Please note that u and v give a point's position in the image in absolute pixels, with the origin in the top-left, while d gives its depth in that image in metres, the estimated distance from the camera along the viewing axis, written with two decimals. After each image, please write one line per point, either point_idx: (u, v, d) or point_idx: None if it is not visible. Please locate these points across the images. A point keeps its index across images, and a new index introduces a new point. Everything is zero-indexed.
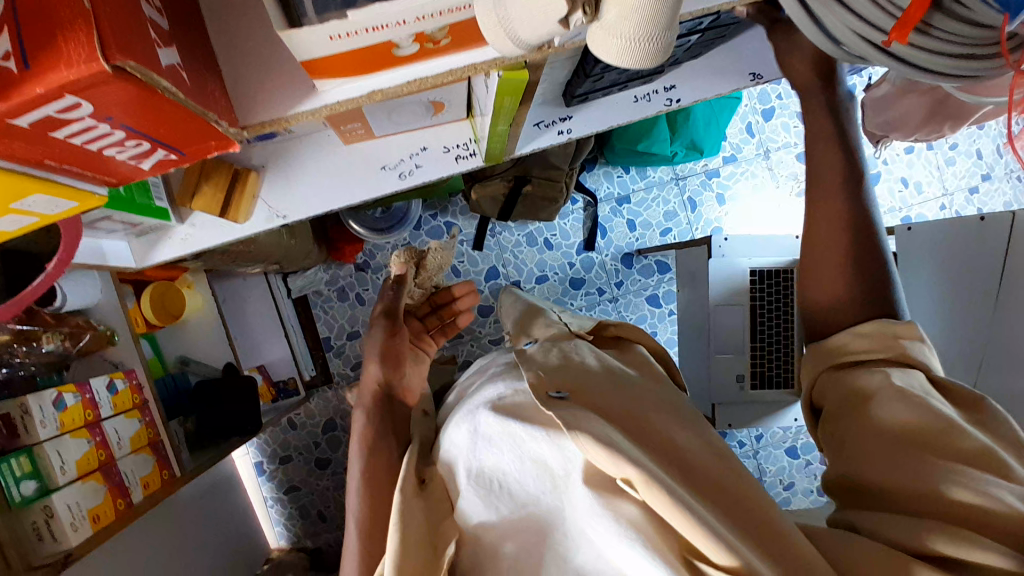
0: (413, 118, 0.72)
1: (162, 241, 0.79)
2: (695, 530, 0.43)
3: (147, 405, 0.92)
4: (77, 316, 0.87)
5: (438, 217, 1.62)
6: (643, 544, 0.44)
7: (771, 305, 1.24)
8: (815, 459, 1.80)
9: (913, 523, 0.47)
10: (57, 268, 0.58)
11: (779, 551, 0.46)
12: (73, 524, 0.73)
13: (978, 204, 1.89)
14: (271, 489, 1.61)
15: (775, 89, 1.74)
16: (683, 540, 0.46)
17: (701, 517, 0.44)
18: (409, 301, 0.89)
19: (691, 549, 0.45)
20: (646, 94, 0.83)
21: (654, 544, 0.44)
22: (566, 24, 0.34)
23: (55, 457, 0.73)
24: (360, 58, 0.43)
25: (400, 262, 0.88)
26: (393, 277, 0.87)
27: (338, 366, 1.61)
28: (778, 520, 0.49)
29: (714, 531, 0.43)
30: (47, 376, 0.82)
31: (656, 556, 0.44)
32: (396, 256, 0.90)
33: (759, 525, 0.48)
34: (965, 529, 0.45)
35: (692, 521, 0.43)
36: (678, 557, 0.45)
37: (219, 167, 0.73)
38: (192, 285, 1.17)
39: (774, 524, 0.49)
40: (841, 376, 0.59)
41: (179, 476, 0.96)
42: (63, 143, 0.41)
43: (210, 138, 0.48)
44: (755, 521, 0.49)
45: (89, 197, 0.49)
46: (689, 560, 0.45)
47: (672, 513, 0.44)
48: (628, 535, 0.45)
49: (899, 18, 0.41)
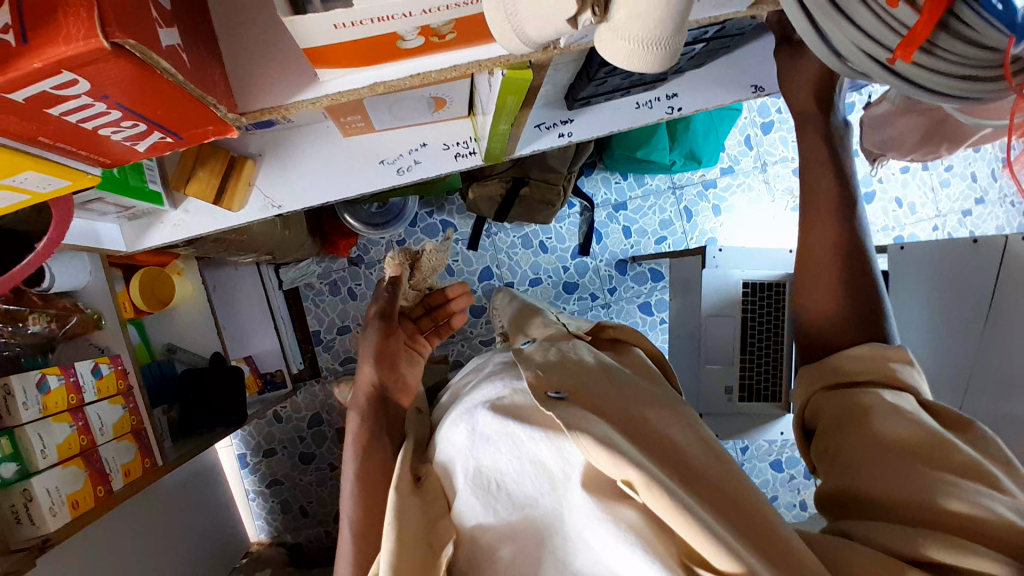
0: (414, 113, 0.72)
1: (155, 227, 0.78)
2: (693, 531, 0.43)
3: (131, 392, 0.91)
4: (64, 298, 0.87)
5: (434, 215, 1.61)
6: (644, 548, 0.44)
7: (762, 317, 1.25)
8: (799, 473, 1.80)
9: (911, 531, 0.46)
10: (47, 248, 0.57)
11: (779, 556, 0.46)
12: (53, 509, 0.72)
13: (971, 227, 1.91)
14: (254, 482, 1.59)
15: (775, 102, 1.75)
16: (682, 546, 0.46)
17: (703, 520, 0.44)
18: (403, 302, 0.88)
19: (690, 554, 0.45)
20: (649, 101, 0.83)
21: (653, 547, 0.44)
22: (575, 23, 0.34)
23: (36, 439, 0.72)
24: (365, 48, 0.43)
25: (394, 263, 0.87)
26: (388, 278, 0.85)
27: (326, 361, 1.59)
28: (776, 528, 0.49)
29: (715, 535, 0.43)
30: (31, 357, 0.81)
31: (656, 558, 0.44)
32: (391, 257, 0.89)
33: (758, 531, 0.48)
34: (961, 538, 0.45)
35: (692, 523, 0.43)
36: (677, 562, 0.44)
37: (217, 153, 0.72)
38: (182, 271, 1.15)
39: (772, 531, 0.48)
40: (836, 395, 0.59)
41: (161, 465, 0.95)
42: (59, 121, 0.40)
43: (208, 122, 0.47)
44: (754, 527, 0.48)
45: (81, 176, 0.49)
46: (688, 565, 0.45)
47: (673, 516, 0.43)
48: (627, 538, 0.45)
49: (904, 36, 0.41)
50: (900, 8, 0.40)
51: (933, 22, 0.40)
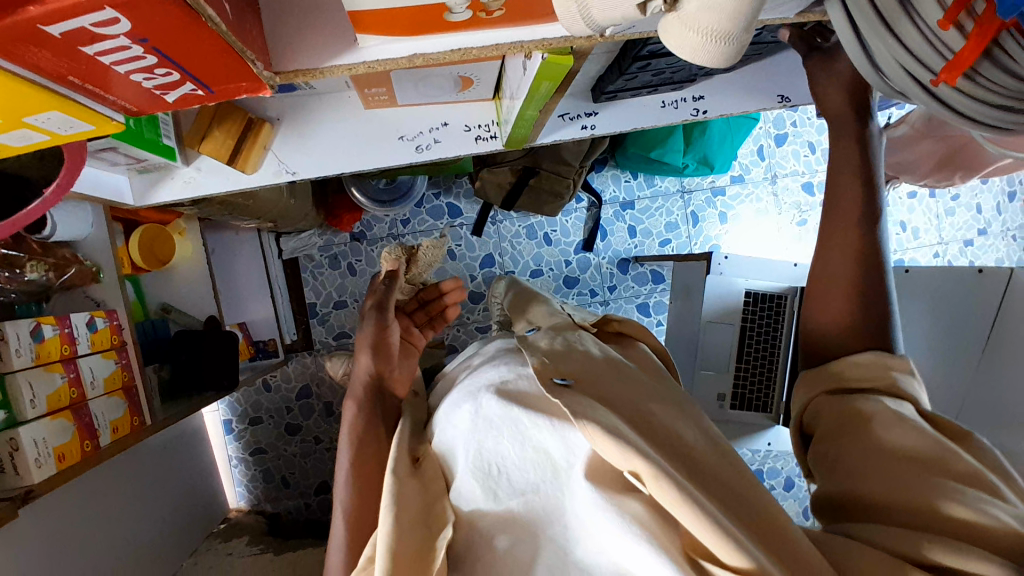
0: (438, 91, 0.71)
1: (165, 182, 0.76)
2: (701, 522, 0.42)
3: (125, 348, 0.90)
4: (64, 248, 0.85)
5: (441, 197, 1.60)
6: (650, 541, 0.44)
7: (760, 328, 1.25)
8: (778, 484, 1.82)
9: (914, 534, 0.46)
10: (55, 194, 0.54)
11: (784, 553, 0.46)
12: (38, 461, 0.70)
13: (971, 257, 1.92)
14: (237, 449, 1.58)
15: (791, 115, 1.75)
16: (689, 540, 0.46)
17: (709, 511, 0.43)
18: (398, 296, 0.89)
19: (696, 548, 0.45)
20: (675, 101, 0.82)
21: (659, 540, 0.44)
22: (643, 8, 0.32)
23: (26, 389, 0.70)
24: (409, 16, 0.41)
25: (390, 258, 0.84)
26: (384, 273, 0.82)
27: (320, 334, 1.58)
28: (782, 525, 0.48)
29: (726, 531, 0.42)
30: (25, 306, 0.79)
31: (662, 550, 0.43)
32: (387, 252, 0.85)
33: (760, 530, 0.48)
34: (965, 543, 0.45)
35: (700, 515, 0.43)
36: (682, 555, 0.44)
37: (234, 113, 0.71)
38: (184, 232, 1.15)
39: (779, 529, 0.48)
40: (835, 399, 0.59)
41: (149, 424, 0.93)
42: (92, 61, 0.39)
43: (243, 79, 0.46)
44: (755, 522, 0.48)
45: (106, 123, 0.47)
46: (694, 558, 0.45)
47: (680, 509, 0.43)
48: (632, 531, 0.44)
49: (949, 60, 0.41)
50: (948, 32, 0.40)
51: (979, 49, 0.39)
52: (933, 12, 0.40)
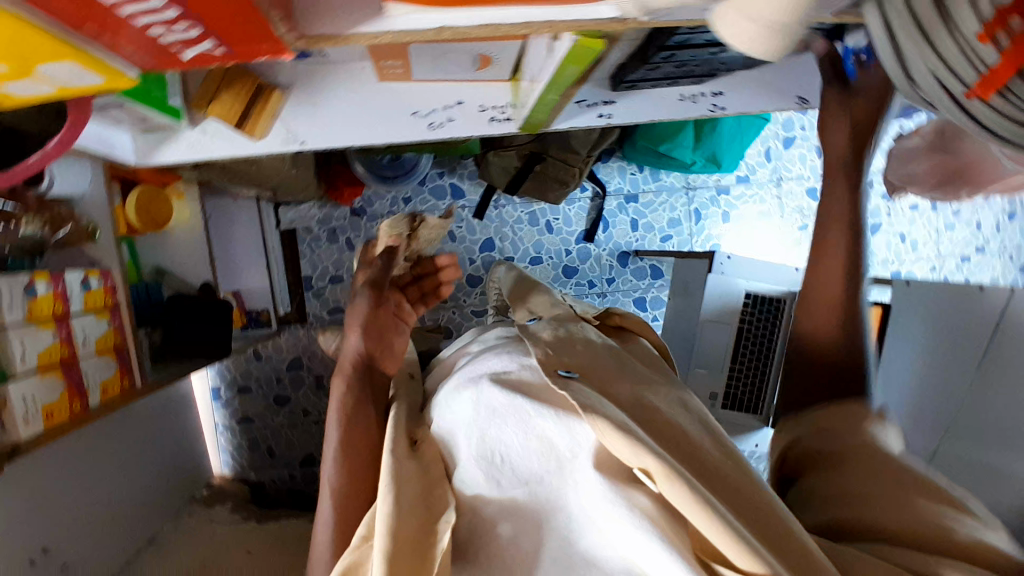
0: (457, 68, 0.68)
1: (169, 144, 0.75)
2: (714, 524, 0.41)
3: (118, 310, 0.88)
4: (62, 205, 0.83)
5: (444, 177, 1.58)
6: (662, 539, 0.42)
7: (759, 330, 1.23)
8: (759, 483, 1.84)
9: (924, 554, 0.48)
10: (57, 148, 0.52)
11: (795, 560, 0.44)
12: (27, 417, 0.69)
13: (967, 273, 1.93)
14: (223, 417, 1.57)
15: (801, 118, 1.73)
16: (700, 542, 0.45)
17: (722, 513, 0.42)
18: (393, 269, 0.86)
19: (707, 551, 0.44)
20: (693, 95, 0.81)
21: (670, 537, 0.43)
22: None
23: (16, 344, 0.68)
24: None
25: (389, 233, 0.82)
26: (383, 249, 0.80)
27: (314, 308, 1.56)
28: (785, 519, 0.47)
29: (742, 536, 0.41)
30: (18, 260, 0.75)
31: (673, 547, 0.42)
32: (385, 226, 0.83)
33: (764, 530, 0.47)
34: (970, 563, 0.47)
35: (713, 518, 0.42)
36: (694, 556, 0.43)
37: (243, 76, 0.66)
38: (182, 195, 1.13)
39: (783, 526, 0.47)
40: (826, 435, 0.62)
41: (138, 388, 0.92)
42: (109, 10, 0.37)
43: (263, 40, 0.45)
44: (762, 523, 0.47)
45: (120, 77, 0.45)
46: (706, 561, 0.44)
47: (693, 510, 0.42)
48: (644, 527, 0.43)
49: (984, 75, 0.40)
50: (986, 46, 0.39)
51: (1015, 67, 0.39)
52: (973, 26, 0.39)
